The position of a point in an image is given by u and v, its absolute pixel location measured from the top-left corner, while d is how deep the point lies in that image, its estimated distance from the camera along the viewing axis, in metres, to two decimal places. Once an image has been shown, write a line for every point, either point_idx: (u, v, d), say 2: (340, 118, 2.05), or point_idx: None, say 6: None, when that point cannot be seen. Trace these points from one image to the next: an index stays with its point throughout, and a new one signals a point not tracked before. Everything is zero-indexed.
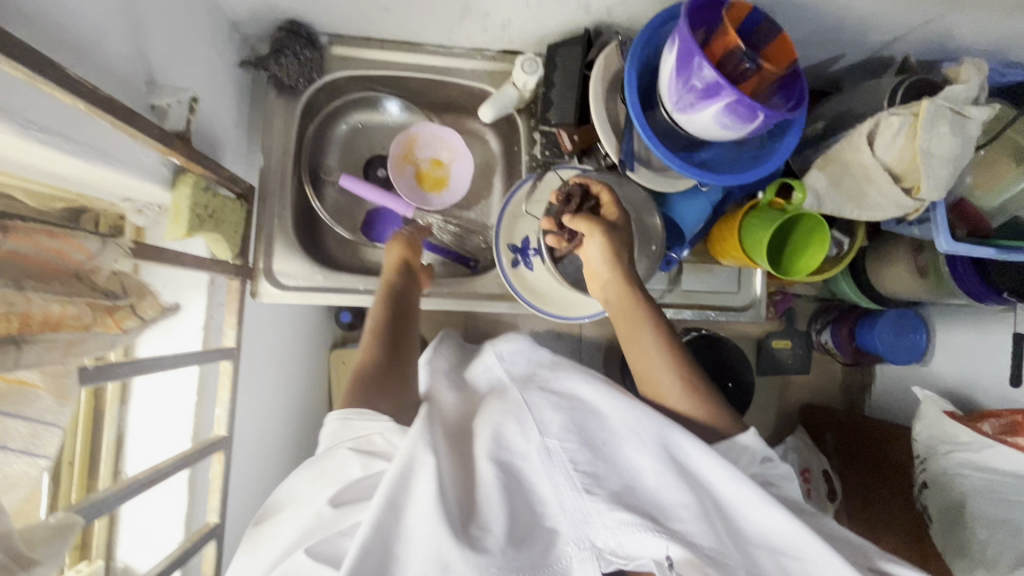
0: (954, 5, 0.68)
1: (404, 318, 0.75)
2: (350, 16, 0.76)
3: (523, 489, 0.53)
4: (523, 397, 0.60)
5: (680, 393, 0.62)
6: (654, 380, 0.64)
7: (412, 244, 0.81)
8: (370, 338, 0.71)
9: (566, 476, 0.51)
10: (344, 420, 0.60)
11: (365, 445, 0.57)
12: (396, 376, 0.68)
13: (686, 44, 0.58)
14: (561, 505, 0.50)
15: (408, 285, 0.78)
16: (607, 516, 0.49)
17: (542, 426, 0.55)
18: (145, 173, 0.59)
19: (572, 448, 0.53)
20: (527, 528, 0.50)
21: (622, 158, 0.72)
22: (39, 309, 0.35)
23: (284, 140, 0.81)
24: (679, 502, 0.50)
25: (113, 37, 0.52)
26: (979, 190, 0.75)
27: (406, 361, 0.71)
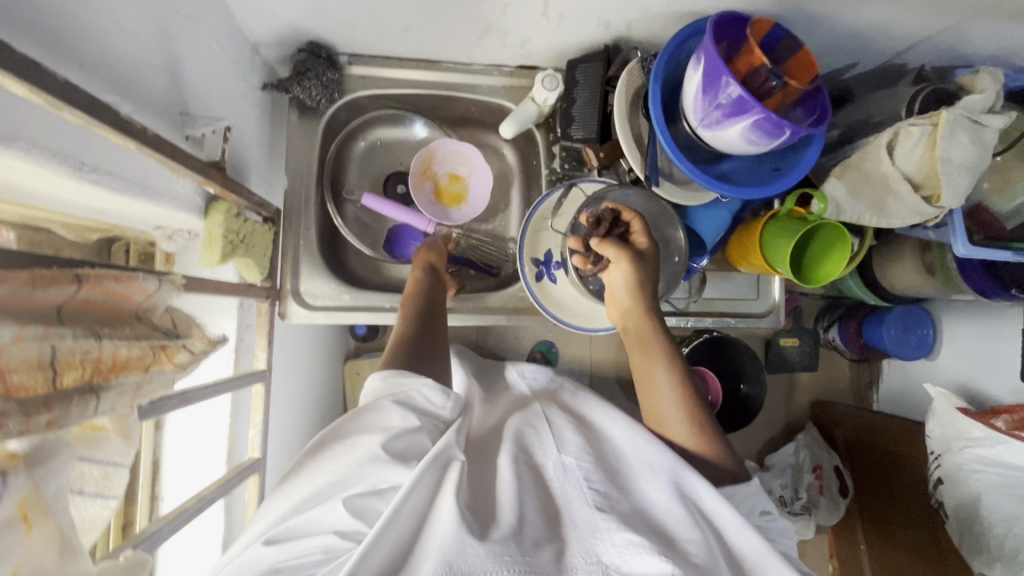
0: (967, 15, 0.70)
1: (435, 309, 0.76)
2: (371, 37, 0.76)
3: (534, 500, 0.50)
4: (546, 420, 0.62)
5: (686, 429, 0.62)
6: (659, 415, 0.64)
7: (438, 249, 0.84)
8: (402, 320, 0.73)
9: (580, 493, 0.49)
10: (386, 377, 0.62)
11: (406, 400, 0.58)
12: (431, 352, 0.69)
13: (713, 62, 0.59)
14: (571, 518, 0.47)
15: (437, 284, 0.80)
16: (615, 534, 0.45)
17: (562, 444, 0.56)
18: (181, 204, 0.59)
19: (589, 468, 0.52)
20: (534, 531, 0.46)
21: (648, 173, 0.73)
22: (109, 354, 0.35)
23: (306, 161, 0.82)
24: (688, 535, 0.47)
25: (150, 71, 0.52)
26: (994, 195, 0.77)
27: (438, 338, 0.72)
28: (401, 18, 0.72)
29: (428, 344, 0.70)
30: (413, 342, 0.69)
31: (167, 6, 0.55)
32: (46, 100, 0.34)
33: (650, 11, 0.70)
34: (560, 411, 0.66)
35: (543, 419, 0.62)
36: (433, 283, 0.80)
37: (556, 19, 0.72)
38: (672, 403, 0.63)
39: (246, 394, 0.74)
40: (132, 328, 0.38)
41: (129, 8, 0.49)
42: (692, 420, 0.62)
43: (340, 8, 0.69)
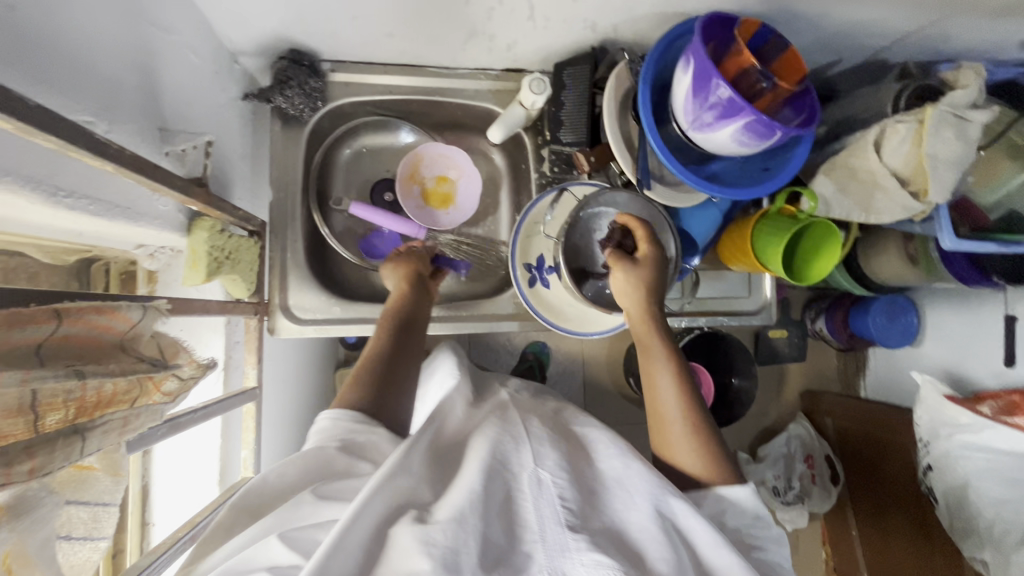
0: (949, 11, 0.70)
1: (407, 328, 0.71)
2: (354, 44, 0.75)
3: (504, 513, 0.47)
4: (525, 429, 0.58)
5: (693, 454, 0.61)
6: (665, 440, 0.63)
7: (422, 261, 0.80)
8: (370, 350, 0.67)
9: (552, 510, 0.47)
10: (336, 419, 0.57)
11: (354, 448, 0.54)
12: (394, 385, 0.64)
13: (702, 64, 0.58)
14: (541, 533, 0.45)
15: (418, 298, 0.76)
16: (585, 555, 0.43)
17: (539, 458, 0.53)
18: (163, 222, 0.58)
19: (564, 484, 0.50)
20: (498, 549, 0.44)
21: (640, 177, 0.73)
22: (93, 390, 0.33)
23: (290, 171, 0.80)
24: (660, 554, 0.46)
25: (126, 86, 0.50)
26: (977, 187, 0.78)
27: (405, 374, 0.66)
28: (384, 23, 0.70)
29: (392, 375, 0.64)
30: (375, 373, 0.64)
31: (142, 19, 0.53)
32: (17, 127, 0.32)
33: (637, 13, 0.70)
34: (539, 422, 0.63)
35: (522, 426, 0.59)
36: (414, 295, 0.76)
37: (543, 22, 0.71)
38: (681, 427, 0.62)
39: (237, 412, 0.73)
40: (117, 362, 0.37)
41: (102, 23, 0.47)
42: (698, 444, 0.61)
43: (322, 15, 0.67)
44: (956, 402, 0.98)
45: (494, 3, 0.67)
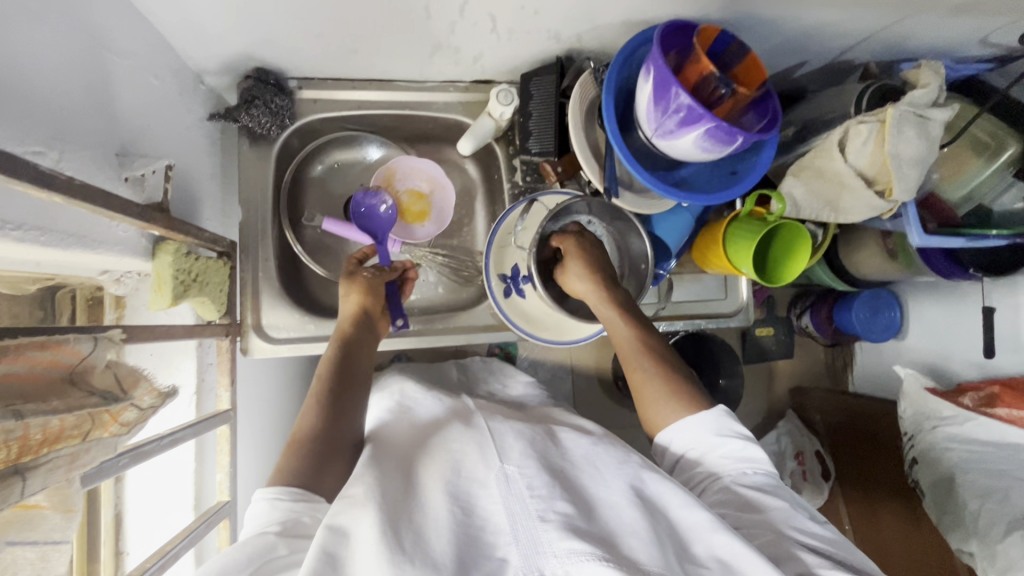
0: (907, 11, 0.71)
1: (349, 375, 0.68)
2: (319, 60, 0.75)
3: (474, 518, 0.50)
4: (486, 426, 0.63)
5: (675, 411, 0.66)
6: (645, 402, 0.69)
7: (372, 289, 0.77)
8: (311, 400, 0.65)
9: (522, 504, 0.50)
10: (274, 500, 0.54)
11: (295, 529, 0.52)
12: (335, 449, 0.61)
13: (661, 73, 0.59)
14: (514, 534, 0.48)
15: (363, 339, 0.73)
16: (558, 544, 0.46)
17: (503, 452, 0.57)
18: (124, 248, 0.57)
19: (531, 475, 0.54)
20: (472, 555, 0.47)
21: (607, 185, 0.73)
22: (36, 429, 0.34)
23: (260, 190, 0.80)
24: (632, 530, 0.49)
25: (80, 114, 0.50)
26: (945, 183, 0.79)
27: (348, 420, 0.64)
28: (348, 40, 0.70)
29: (332, 438, 0.61)
30: (312, 439, 0.61)
31: (96, 45, 0.52)
32: None
33: (600, 22, 0.70)
34: (507, 419, 0.67)
35: (486, 427, 0.63)
36: (359, 334, 0.74)
37: (506, 34, 0.71)
38: (659, 395, 0.68)
39: (212, 436, 0.72)
40: (63, 398, 0.37)
41: (52, 51, 0.46)
42: (679, 403, 0.67)
43: (284, 34, 0.67)
44: (938, 395, 1.01)
45: (456, 17, 0.67)
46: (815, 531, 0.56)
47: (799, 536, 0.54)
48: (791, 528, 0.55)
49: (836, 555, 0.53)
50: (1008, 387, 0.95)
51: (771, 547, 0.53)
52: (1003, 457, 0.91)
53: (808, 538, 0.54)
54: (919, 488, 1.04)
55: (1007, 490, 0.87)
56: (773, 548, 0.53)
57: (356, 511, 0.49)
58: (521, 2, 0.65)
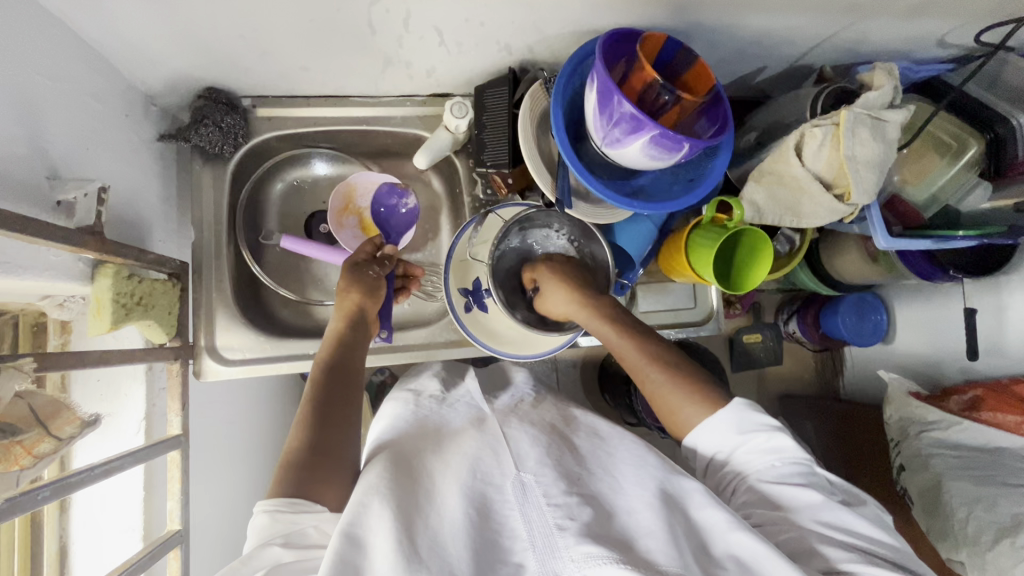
0: (857, 15, 0.71)
1: (341, 378, 0.68)
2: (270, 79, 0.74)
3: (492, 521, 0.53)
4: (502, 432, 0.65)
5: (697, 408, 0.64)
6: (666, 410, 0.66)
7: (371, 289, 0.77)
8: (299, 418, 0.63)
9: (539, 513, 0.53)
10: (273, 513, 0.54)
11: (299, 539, 0.53)
12: (328, 457, 0.61)
13: (603, 82, 0.58)
14: (531, 539, 0.51)
15: (356, 339, 0.73)
16: (575, 549, 0.48)
17: (520, 460, 0.60)
18: (58, 272, 0.56)
19: (548, 483, 0.56)
20: (492, 560, 0.50)
21: (560, 197, 0.71)
22: None
23: (215, 209, 0.79)
24: (649, 532, 0.50)
25: (5, 137, 0.49)
26: (909, 185, 0.78)
27: (338, 431, 0.63)
28: (297, 57, 0.70)
29: (327, 446, 0.61)
30: (300, 457, 0.60)
31: (24, 66, 0.52)
32: None
33: (548, 32, 0.70)
34: (521, 422, 0.69)
35: (502, 434, 0.65)
36: (353, 334, 0.74)
37: (455, 46, 0.71)
38: (677, 393, 0.65)
39: (164, 460, 0.70)
40: None
41: None
42: (697, 398, 0.64)
43: (229, 53, 0.67)
44: (922, 400, 0.99)
45: (401, 31, 0.66)
46: (846, 523, 0.54)
47: (828, 532, 0.54)
48: (819, 523, 0.55)
49: (864, 550, 0.53)
50: (990, 388, 0.93)
51: (795, 544, 0.54)
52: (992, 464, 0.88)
53: (836, 533, 0.54)
54: (907, 496, 0.99)
55: (994, 497, 0.84)
56: (792, 542, 0.54)
57: (372, 520, 0.51)
58: (465, 15, 0.64)
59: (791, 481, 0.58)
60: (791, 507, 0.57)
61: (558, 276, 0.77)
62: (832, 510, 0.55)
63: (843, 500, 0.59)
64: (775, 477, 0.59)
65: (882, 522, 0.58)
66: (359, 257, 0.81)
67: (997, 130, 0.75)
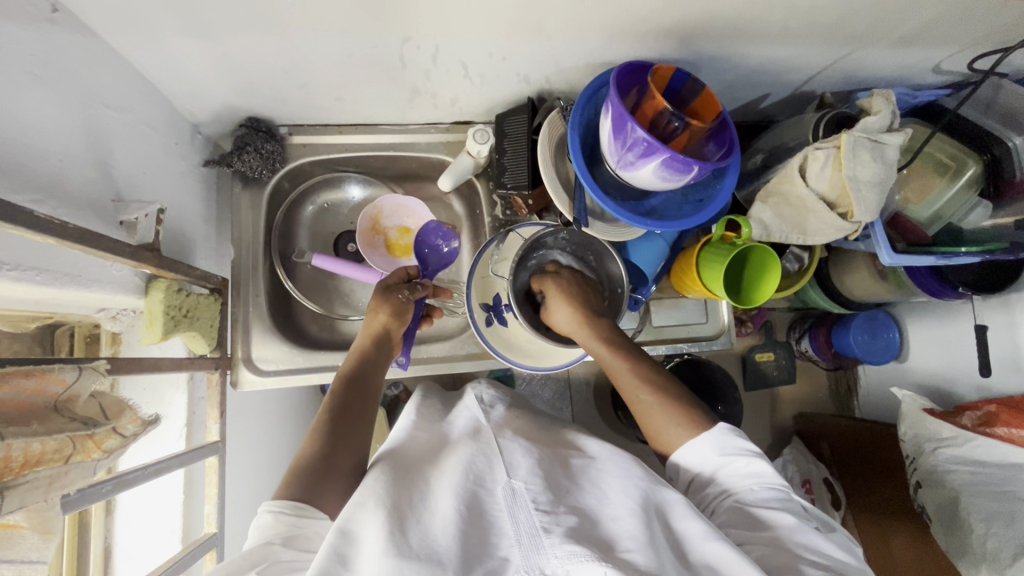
0: (854, 46, 0.76)
1: (359, 395, 0.72)
2: (307, 108, 0.80)
3: (481, 518, 0.56)
4: (496, 442, 0.68)
5: (683, 430, 0.67)
6: (652, 427, 0.70)
7: (398, 311, 0.81)
8: (316, 426, 0.68)
9: (527, 515, 0.55)
10: (277, 515, 0.57)
11: (300, 541, 0.55)
12: (335, 468, 0.64)
13: (618, 110, 0.63)
14: (517, 537, 0.53)
15: (377, 358, 0.78)
16: (559, 547, 0.51)
17: (512, 467, 0.63)
18: (118, 286, 0.61)
19: (536, 490, 0.58)
20: (479, 551, 0.52)
21: (577, 216, 0.76)
22: (19, 451, 0.37)
23: (252, 230, 0.85)
24: (630, 535, 0.53)
25: (78, 162, 0.55)
26: (911, 204, 0.81)
27: (350, 443, 0.67)
28: (333, 89, 0.76)
29: (335, 457, 0.65)
30: (314, 460, 0.64)
31: (95, 100, 0.58)
32: None
33: (565, 65, 0.75)
34: (515, 435, 0.72)
35: (495, 442, 0.68)
36: (376, 353, 0.78)
37: (479, 78, 0.77)
38: (664, 414, 0.69)
39: (201, 466, 0.74)
40: (43, 422, 0.40)
41: (53, 112, 0.52)
42: (684, 420, 0.68)
43: (273, 86, 0.73)
44: (935, 415, 1.00)
45: (430, 65, 0.72)
46: (816, 545, 0.56)
47: (801, 552, 0.55)
48: (791, 541, 0.56)
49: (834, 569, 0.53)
50: (1005, 405, 0.93)
51: (771, 560, 0.55)
52: (1005, 479, 0.88)
53: (807, 553, 0.55)
54: (925, 514, 0.99)
55: (1013, 512, 0.84)
56: (766, 558, 0.55)
57: (364, 515, 0.54)
58: (489, 49, 0.70)
59: (767, 505, 0.60)
60: (767, 529, 0.58)
61: (566, 292, 0.80)
62: (807, 533, 0.57)
63: (817, 527, 0.60)
64: (754, 498, 0.61)
65: (852, 550, 0.58)
66: (392, 281, 0.85)
67: (994, 151, 0.79)
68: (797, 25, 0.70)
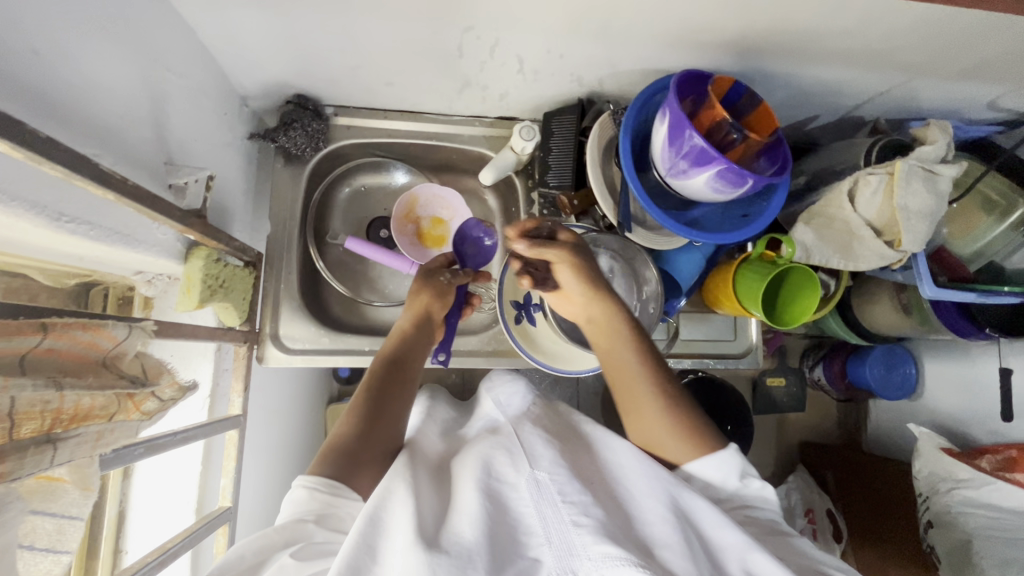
0: (913, 74, 0.75)
1: (397, 375, 0.72)
2: (355, 90, 0.80)
3: (507, 516, 0.55)
4: (516, 434, 0.66)
5: (683, 445, 0.65)
6: (650, 434, 0.67)
7: (441, 294, 0.81)
8: (352, 406, 0.68)
9: (555, 510, 0.53)
10: (312, 491, 0.58)
11: (331, 521, 0.56)
12: (367, 454, 0.64)
13: (676, 116, 0.62)
14: (546, 536, 0.52)
15: (419, 341, 0.77)
16: (592, 548, 0.49)
17: (533, 461, 0.60)
18: (160, 249, 0.61)
19: (562, 481, 0.57)
20: (508, 554, 0.50)
21: (621, 221, 0.75)
22: (70, 404, 0.36)
23: (289, 207, 0.84)
24: (666, 544, 0.52)
25: (137, 122, 0.55)
26: (954, 239, 0.80)
27: (382, 433, 0.66)
28: (385, 73, 0.76)
29: (365, 448, 0.64)
30: (350, 439, 0.64)
31: (156, 61, 0.57)
32: (25, 156, 0.36)
33: (620, 68, 0.75)
34: (534, 425, 0.69)
35: (515, 433, 0.66)
36: (416, 335, 0.77)
37: (532, 75, 0.76)
38: (665, 427, 0.66)
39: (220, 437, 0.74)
40: (96, 376, 0.39)
41: (116, 68, 0.51)
42: (684, 438, 0.65)
43: (325, 65, 0.73)
44: (954, 456, 0.96)
45: (486, 57, 0.72)
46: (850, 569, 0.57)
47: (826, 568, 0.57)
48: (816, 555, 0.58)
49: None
50: None
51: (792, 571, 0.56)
52: (1019, 525, 0.86)
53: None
54: (934, 555, 0.96)
55: None
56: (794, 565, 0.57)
57: (393, 506, 0.54)
58: (547, 47, 0.70)
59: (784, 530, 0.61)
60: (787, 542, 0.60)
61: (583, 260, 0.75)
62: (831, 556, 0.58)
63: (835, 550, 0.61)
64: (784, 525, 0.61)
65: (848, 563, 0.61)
66: (433, 264, 0.84)
67: None
68: (860, 49, 0.69)
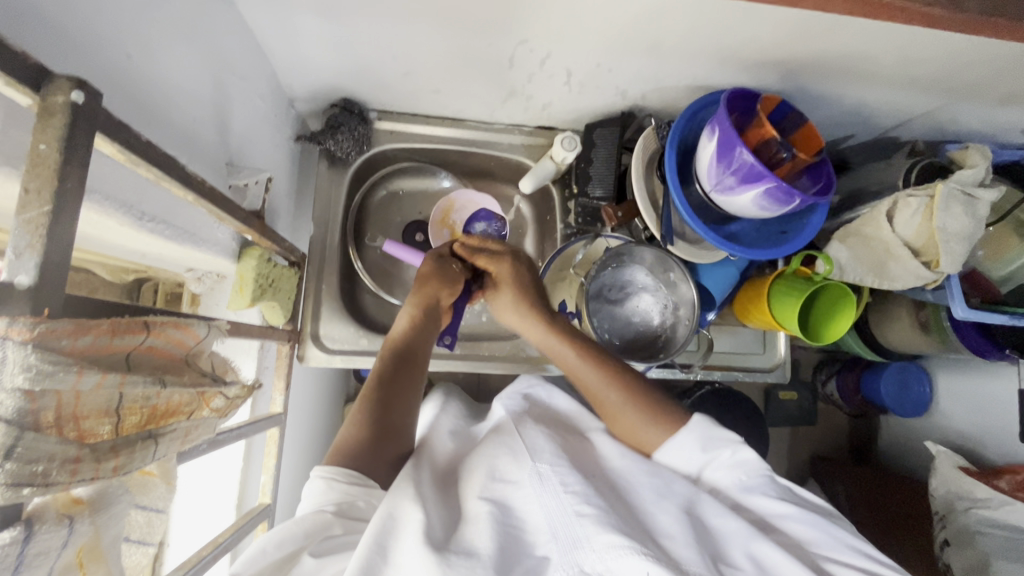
0: (955, 98, 0.76)
1: (408, 364, 0.71)
2: (402, 96, 0.81)
3: (514, 514, 0.55)
4: (517, 433, 0.67)
5: (656, 428, 0.66)
6: (625, 425, 0.69)
7: (448, 279, 0.77)
8: (361, 398, 0.67)
9: (558, 501, 0.54)
10: (330, 480, 0.58)
11: (348, 509, 0.57)
12: (382, 450, 0.64)
13: (727, 133, 0.63)
14: (552, 531, 0.51)
15: (428, 329, 0.75)
16: (595, 539, 0.49)
17: (534, 454, 0.62)
18: (218, 248, 0.62)
19: (564, 473, 0.58)
20: (516, 554, 0.50)
21: (663, 234, 0.77)
22: (165, 401, 0.37)
23: (331, 209, 0.86)
24: (671, 535, 0.52)
25: (205, 124, 0.56)
26: (988, 261, 0.81)
27: (394, 426, 0.66)
28: (433, 81, 0.77)
29: (381, 442, 0.65)
30: (365, 433, 0.64)
31: (223, 66, 0.59)
32: (128, 159, 0.36)
33: (666, 83, 0.76)
34: (535, 423, 0.71)
35: (517, 432, 0.68)
36: (426, 321, 0.75)
37: (578, 87, 0.78)
38: (634, 414, 0.68)
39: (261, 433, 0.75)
40: (183, 374, 0.40)
41: (191, 71, 0.52)
42: (656, 421, 0.67)
43: (376, 71, 0.74)
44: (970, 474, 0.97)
45: (535, 69, 0.73)
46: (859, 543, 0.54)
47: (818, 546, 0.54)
48: (810, 526, 0.55)
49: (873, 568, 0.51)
50: None
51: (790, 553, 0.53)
52: None
53: (854, 555, 0.52)
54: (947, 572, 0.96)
55: None
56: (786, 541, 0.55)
57: (403, 503, 0.55)
58: (597, 61, 0.71)
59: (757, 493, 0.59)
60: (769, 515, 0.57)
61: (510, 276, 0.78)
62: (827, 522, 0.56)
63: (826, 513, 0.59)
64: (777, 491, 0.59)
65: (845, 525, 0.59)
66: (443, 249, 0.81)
67: None
68: (906, 73, 0.70)
